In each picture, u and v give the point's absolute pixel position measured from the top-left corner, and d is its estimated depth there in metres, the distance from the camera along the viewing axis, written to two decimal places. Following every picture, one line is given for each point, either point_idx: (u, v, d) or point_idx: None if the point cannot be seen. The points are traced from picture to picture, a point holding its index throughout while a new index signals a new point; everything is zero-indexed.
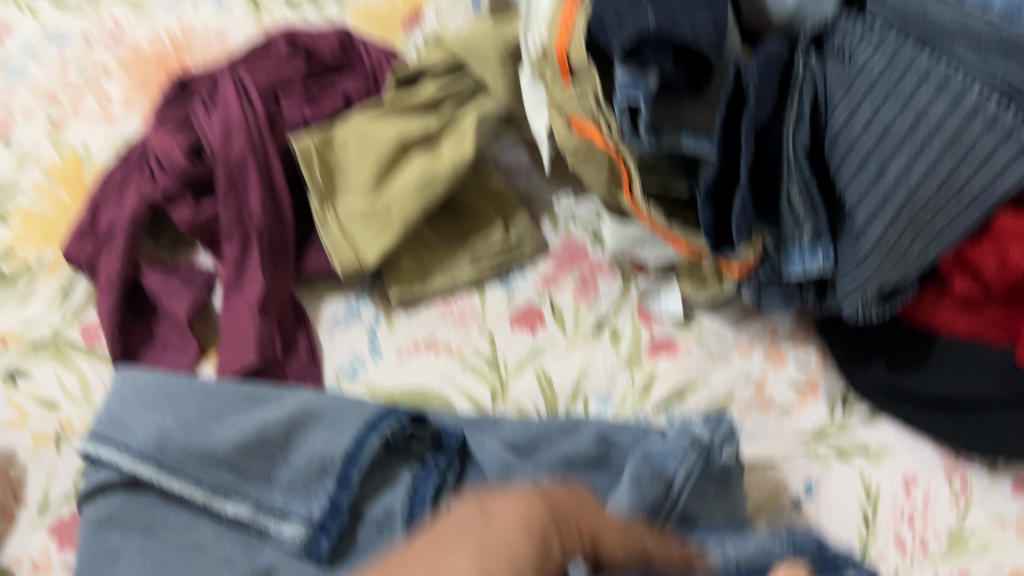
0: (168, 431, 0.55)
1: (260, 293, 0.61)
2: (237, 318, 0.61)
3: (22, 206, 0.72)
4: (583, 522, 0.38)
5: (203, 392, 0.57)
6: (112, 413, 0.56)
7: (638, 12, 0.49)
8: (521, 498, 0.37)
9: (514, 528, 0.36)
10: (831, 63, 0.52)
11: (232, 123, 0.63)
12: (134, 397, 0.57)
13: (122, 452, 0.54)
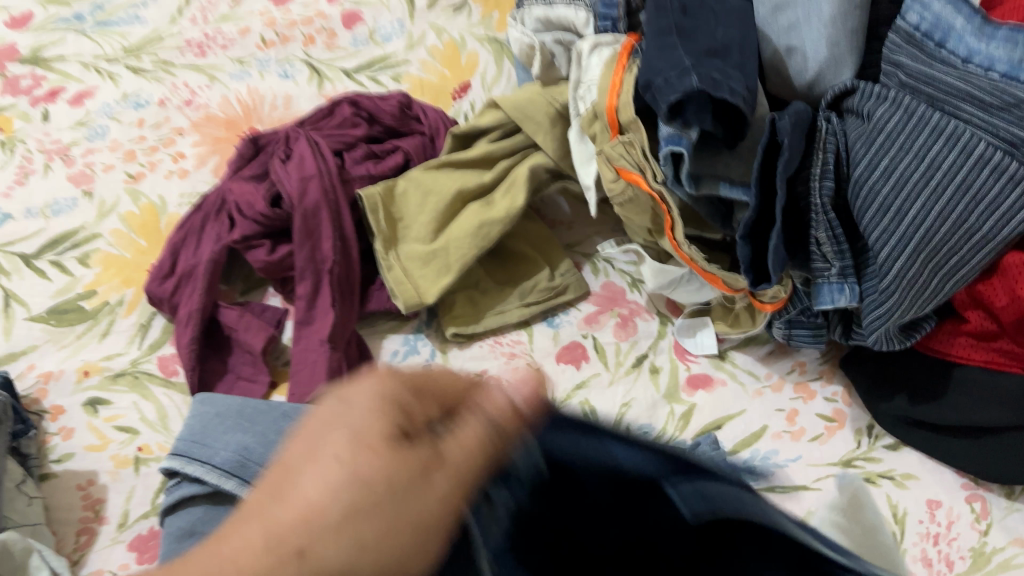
0: (252, 449, 0.59)
1: (330, 328, 0.66)
2: (309, 351, 0.66)
3: (104, 251, 0.79)
4: (434, 390, 0.35)
5: (281, 415, 0.62)
6: (197, 435, 0.61)
7: (684, 77, 0.55)
8: (371, 376, 0.35)
9: (367, 403, 0.35)
10: (852, 122, 0.59)
11: (308, 176, 0.71)
12: (218, 420, 0.62)
13: (207, 467, 0.59)
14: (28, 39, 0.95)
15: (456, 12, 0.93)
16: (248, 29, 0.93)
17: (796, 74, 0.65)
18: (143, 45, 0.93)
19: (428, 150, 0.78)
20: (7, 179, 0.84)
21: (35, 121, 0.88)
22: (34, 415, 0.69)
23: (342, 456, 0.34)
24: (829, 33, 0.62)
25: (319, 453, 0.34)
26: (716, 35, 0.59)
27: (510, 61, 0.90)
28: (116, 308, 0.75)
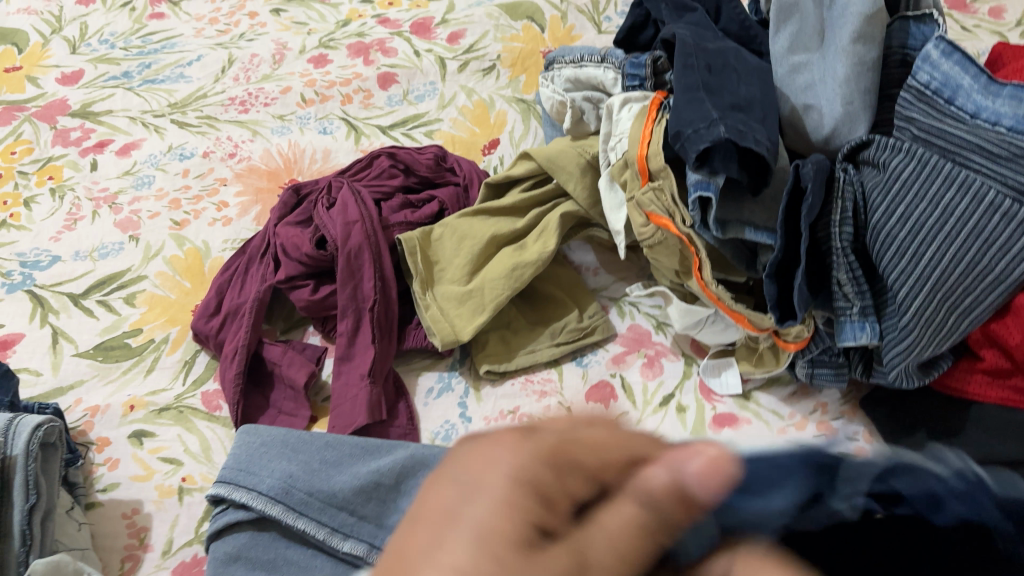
0: (296, 476, 0.61)
1: (370, 363, 0.70)
2: (350, 385, 0.70)
3: (150, 292, 0.82)
4: (577, 449, 0.34)
5: (324, 445, 0.64)
6: (242, 462, 0.63)
7: (712, 128, 0.60)
8: (506, 445, 0.34)
9: (501, 482, 0.33)
10: (869, 173, 0.63)
11: (351, 221, 0.76)
12: (263, 447, 0.64)
13: (252, 494, 0.60)
14: (79, 95, 1.00)
15: (485, 74, 0.99)
16: (290, 88, 0.99)
17: (812, 130, 0.70)
18: (188, 101, 0.98)
19: (462, 199, 0.83)
20: (56, 224, 0.88)
21: (84, 170, 0.93)
22: (80, 446, 0.71)
23: (469, 552, 0.31)
24: (843, 92, 0.66)
25: (450, 533, 0.32)
26: (739, 92, 0.64)
27: (536, 119, 0.94)
28: (161, 346, 0.78)
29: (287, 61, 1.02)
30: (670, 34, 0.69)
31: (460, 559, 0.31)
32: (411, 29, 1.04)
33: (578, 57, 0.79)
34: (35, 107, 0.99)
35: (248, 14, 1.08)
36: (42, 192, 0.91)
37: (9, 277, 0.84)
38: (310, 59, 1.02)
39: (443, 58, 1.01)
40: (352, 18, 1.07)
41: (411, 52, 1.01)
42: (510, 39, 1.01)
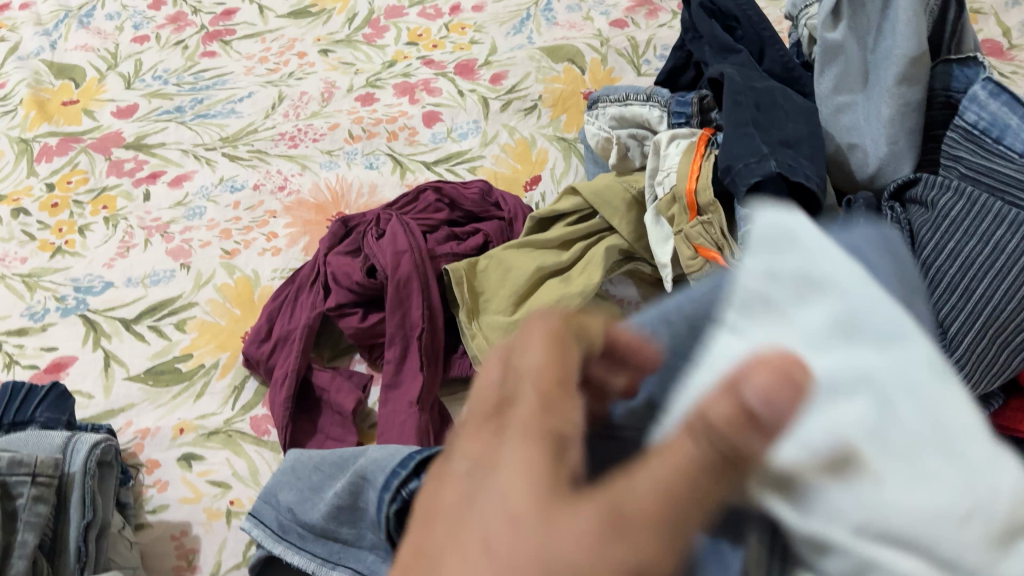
0: (300, 508, 0.54)
1: (419, 390, 0.71)
2: (396, 413, 0.71)
3: (199, 318, 0.84)
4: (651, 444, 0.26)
5: (314, 462, 0.56)
6: (265, 492, 0.58)
7: (763, 162, 0.61)
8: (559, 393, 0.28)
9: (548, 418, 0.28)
10: (916, 212, 0.65)
11: (401, 251, 0.77)
12: (282, 472, 0.57)
13: (262, 530, 0.55)
14: (133, 128, 1.04)
15: (527, 113, 1.01)
16: (338, 125, 1.02)
17: (857, 167, 0.71)
18: (240, 136, 1.01)
19: (507, 233, 0.84)
20: (109, 251, 0.91)
21: (137, 201, 0.95)
22: (132, 467, 0.73)
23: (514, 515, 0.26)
24: (888, 132, 0.68)
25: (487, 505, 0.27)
26: (788, 129, 0.65)
27: (578, 157, 0.96)
28: (210, 371, 0.79)
29: (335, 99, 1.05)
30: (718, 73, 0.70)
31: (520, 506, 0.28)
32: (455, 70, 1.07)
33: (623, 96, 0.80)
34: (90, 139, 1.02)
35: (296, 54, 1.12)
36: (96, 221, 0.93)
37: (64, 301, 0.86)
38: (357, 98, 1.05)
39: (487, 97, 1.03)
40: (398, 59, 1.10)
41: (455, 92, 1.04)
42: (551, 81, 1.04)
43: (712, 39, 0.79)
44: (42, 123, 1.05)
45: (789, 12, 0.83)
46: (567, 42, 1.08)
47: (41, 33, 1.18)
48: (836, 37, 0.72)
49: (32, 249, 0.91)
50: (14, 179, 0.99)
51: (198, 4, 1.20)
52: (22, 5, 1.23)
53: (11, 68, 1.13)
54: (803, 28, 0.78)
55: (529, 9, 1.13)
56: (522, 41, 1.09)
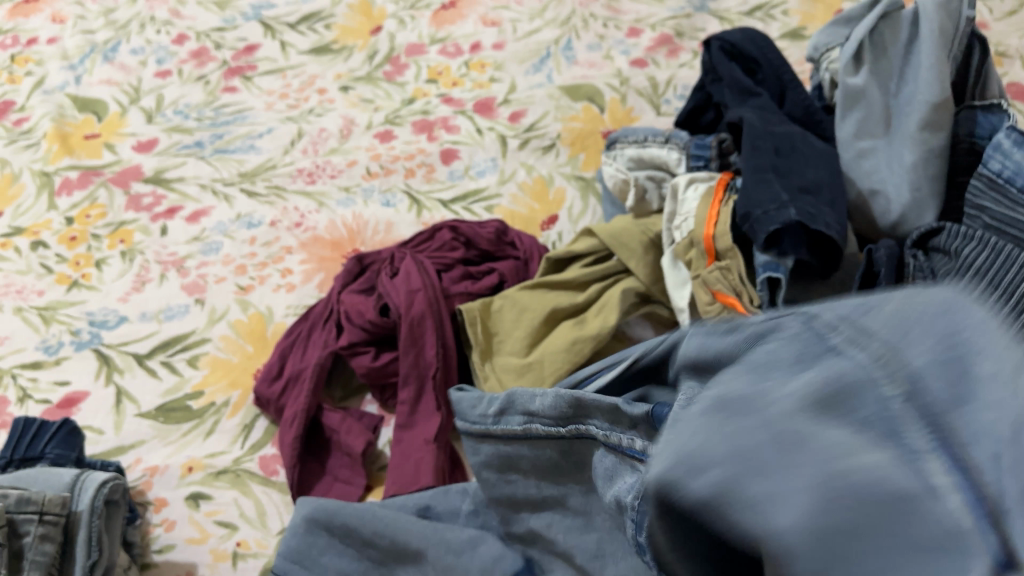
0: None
1: (435, 428, 0.70)
2: (411, 454, 0.70)
3: (212, 354, 0.84)
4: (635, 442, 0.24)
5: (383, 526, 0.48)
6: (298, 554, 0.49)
7: (782, 210, 0.60)
8: None
9: None
10: (938, 259, 0.62)
11: (414, 289, 0.77)
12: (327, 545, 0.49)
13: None
14: (153, 162, 1.04)
15: (545, 152, 1.01)
16: (356, 161, 1.02)
17: (879, 214, 0.70)
18: (258, 171, 1.02)
19: (522, 273, 0.83)
20: (125, 285, 0.91)
21: (154, 235, 0.96)
22: (140, 505, 0.72)
23: None
24: (911, 177, 0.67)
25: None
26: (808, 174, 0.64)
27: (595, 197, 0.96)
28: (221, 409, 0.79)
29: (354, 136, 1.05)
30: (737, 117, 0.70)
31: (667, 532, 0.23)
32: (473, 107, 1.07)
33: (641, 138, 0.81)
34: (110, 172, 1.03)
35: (317, 90, 1.13)
36: (113, 255, 0.94)
37: (78, 335, 0.86)
38: (376, 135, 1.05)
39: (505, 135, 1.03)
40: (417, 96, 1.10)
41: (473, 130, 1.04)
42: (569, 119, 1.04)
43: (732, 81, 0.79)
44: (63, 156, 1.06)
45: (811, 55, 0.81)
46: (587, 81, 1.08)
47: (67, 67, 1.20)
48: (858, 81, 0.72)
49: (49, 282, 0.92)
50: (34, 212, 1.00)
51: (221, 40, 1.22)
52: (49, 40, 1.25)
53: (36, 102, 1.15)
54: (824, 72, 0.79)
55: (549, 48, 1.13)
56: (541, 80, 1.10)
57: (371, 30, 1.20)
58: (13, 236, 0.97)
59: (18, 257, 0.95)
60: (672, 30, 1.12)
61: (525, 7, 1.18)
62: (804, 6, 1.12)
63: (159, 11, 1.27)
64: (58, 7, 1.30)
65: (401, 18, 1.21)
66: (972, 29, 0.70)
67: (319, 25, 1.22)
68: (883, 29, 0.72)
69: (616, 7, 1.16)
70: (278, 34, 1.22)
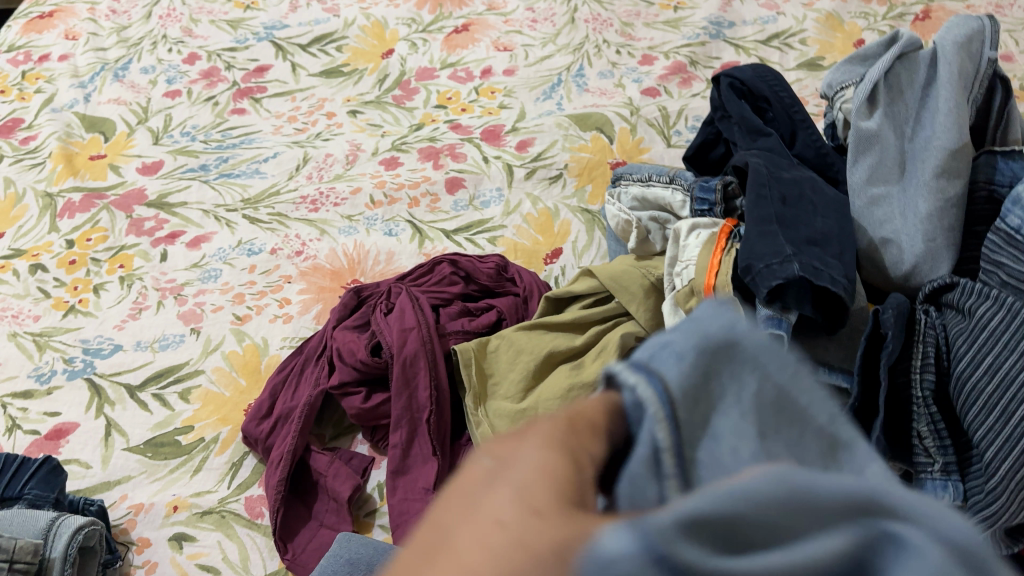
0: None
1: (435, 476, 0.69)
2: (412, 500, 0.68)
3: (205, 387, 0.82)
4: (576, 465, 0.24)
5: None
6: None
7: (786, 264, 0.57)
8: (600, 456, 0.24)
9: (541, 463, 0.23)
10: (950, 318, 0.58)
11: (408, 327, 0.75)
12: None
13: None
14: (156, 186, 1.03)
15: (552, 183, 0.99)
16: (360, 188, 1.00)
17: (891, 264, 0.66)
18: (262, 197, 1.00)
19: (521, 310, 0.81)
20: (122, 311, 0.90)
21: (154, 261, 0.95)
22: (122, 545, 0.70)
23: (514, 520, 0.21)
24: (925, 228, 0.63)
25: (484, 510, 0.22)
26: (815, 225, 0.61)
27: (601, 231, 0.93)
28: (210, 445, 0.77)
29: (359, 162, 1.04)
30: (743, 161, 0.67)
31: (487, 523, 0.21)
32: (481, 135, 1.05)
33: (646, 176, 0.78)
34: (114, 195, 1.03)
35: (325, 114, 1.11)
36: (112, 280, 0.93)
37: (71, 364, 0.85)
38: (382, 161, 1.04)
39: (511, 165, 1.01)
40: (425, 122, 1.09)
41: (480, 158, 1.02)
42: (578, 149, 1.02)
43: (742, 120, 0.76)
44: (68, 177, 1.06)
45: (825, 93, 0.78)
46: (597, 110, 1.06)
47: (76, 85, 1.20)
48: (871, 125, 0.69)
49: (46, 307, 0.91)
50: (35, 234, 0.99)
51: (232, 60, 1.21)
52: (61, 56, 1.25)
53: (44, 120, 1.14)
54: (838, 112, 0.75)
55: (561, 75, 1.12)
56: (552, 107, 1.08)
57: (383, 53, 1.20)
58: (13, 259, 0.96)
59: (17, 280, 0.94)
60: (686, 58, 1.11)
61: (538, 32, 1.19)
62: (822, 35, 1.11)
63: (172, 30, 1.27)
64: (73, 24, 1.31)
65: (414, 42, 1.20)
66: (993, 71, 0.68)
67: (330, 47, 1.22)
68: (899, 70, 0.70)
69: (630, 33, 1.16)
70: (290, 55, 1.21)
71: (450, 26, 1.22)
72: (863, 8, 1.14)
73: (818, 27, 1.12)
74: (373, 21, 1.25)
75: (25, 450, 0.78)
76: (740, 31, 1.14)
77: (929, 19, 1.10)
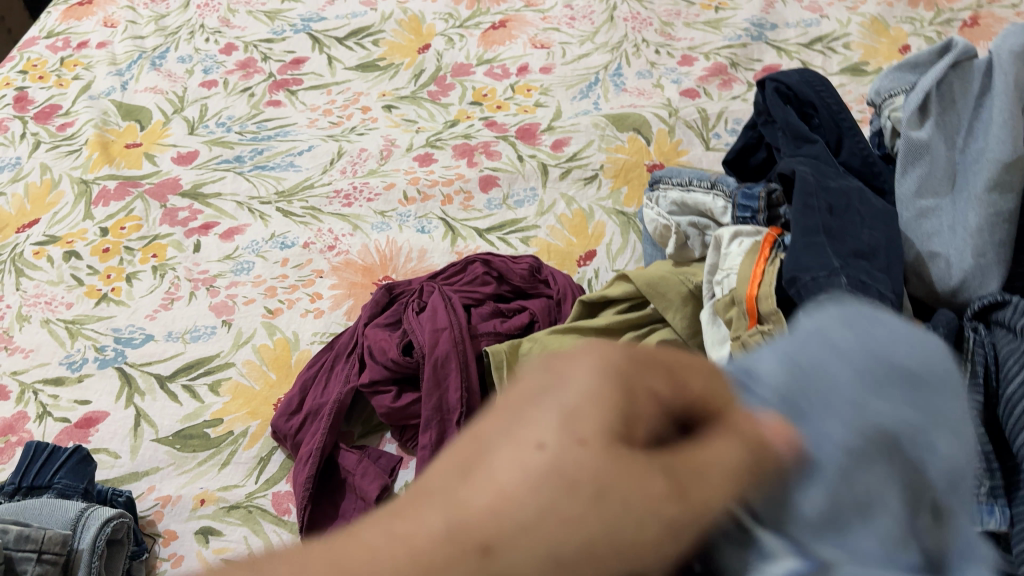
0: None
1: None
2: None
3: (235, 380, 0.82)
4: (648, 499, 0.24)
5: None
6: None
7: (833, 277, 0.55)
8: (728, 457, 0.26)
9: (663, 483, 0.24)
10: (1000, 336, 0.56)
11: (440, 328, 0.74)
12: None
13: None
14: (191, 176, 1.03)
15: (587, 183, 0.98)
16: (393, 184, 0.99)
17: (937, 279, 0.64)
18: (296, 191, 1.00)
19: (554, 313, 0.80)
20: (155, 301, 0.90)
21: (187, 251, 0.94)
22: (148, 537, 0.70)
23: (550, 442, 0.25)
24: (974, 243, 0.61)
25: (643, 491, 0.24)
26: (863, 238, 0.60)
27: (636, 234, 0.91)
28: (238, 439, 0.77)
29: (393, 158, 1.03)
30: (789, 169, 0.66)
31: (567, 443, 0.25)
32: (516, 133, 1.04)
33: (686, 182, 0.77)
34: (148, 184, 1.03)
35: (360, 108, 1.11)
36: (145, 270, 0.93)
37: (102, 352, 0.85)
38: (416, 157, 1.03)
39: (546, 164, 1.00)
40: (460, 118, 1.08)
41: (515, 157, 1.01)
42: (614, 150, 1.00)
43: (787, 126, 0.74)
44: (103, 164, 1.06)
45: (872, 100, 0.76)
46: (635, 110, 1.05)
47: (114, 73, 1.20)
48: (922, 135, 0.67)
49: (78, 295, 0.91)
50: (70, 221, 0.99)
51: (269, 51, 1.21)
52: (99, 44, 1.26)
53: (81, 107, 1.15)
54: (886, 120, 0.72)
55: (598, 74, 1.11)
56: (588, 107, 1.07)
57: (419, 47, 1.19)
58: (47, 245, 0.97)
59: (51, 266, 0.94)
60: (727, 60, 1.09)
61: (576, 30, 1.17)
62: (866, 39, 1.09)
63: (209, 20, 1.28)
64: (112, 12, 1.32)
65: (450, 37, 1.19)
66: None
67: (367, 41, 1.21)
68: (952, 79, 0.68)
69: (670, 33, 1.15)
70: (326, 48, 1.21)
71: (488, 22, 1.21)
72: (909, 13, 1.11)
73: (863, 31, 1.10)
74: (410, 15, 1.24)
75: (55, 438, 0.78)
76: (782, 33, 1.12)
77: (977, 25, 1.07)
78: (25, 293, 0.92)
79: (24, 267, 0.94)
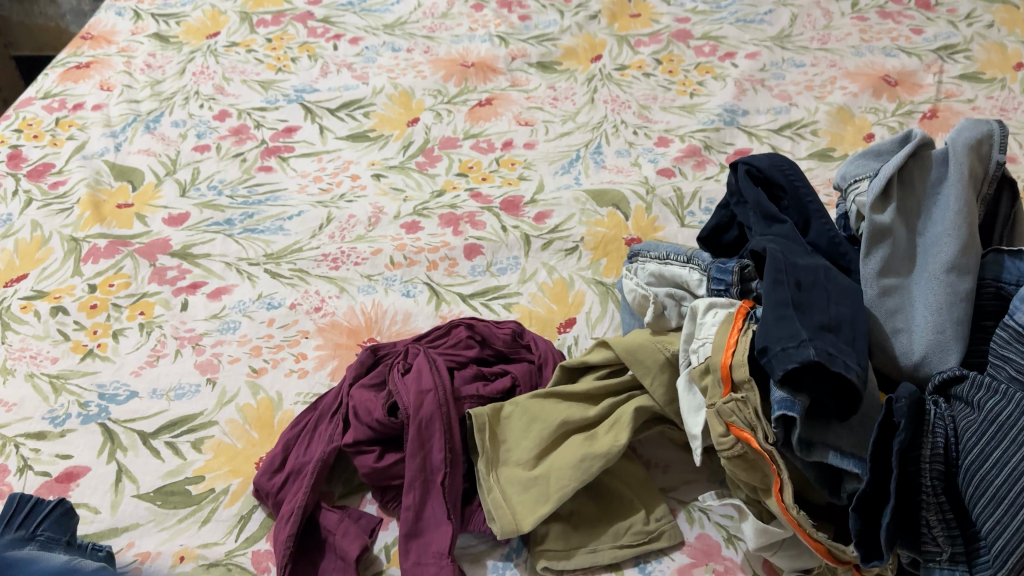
0: None
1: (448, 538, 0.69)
2: (425, 564, 0.68)
3: (216, 438, 0.83)
4: None
5: None
6: None
7: (802, 348, 0.59)
8: None
9: None
10: (960, 409, 0.59)
11: (424, 390, 0.76)
12: None
13: None
14: (181, 237, 1.06)
15: (568, 254, 1.01)
16: (380, 250, 1.03)
17: (901, 354, 0.67)
18: (284, 253, 1.03)
19: (535, 378, 0.82)
20: (140, 358, 0.91)
21: (174, 310, 0.96)
22: None
23: None
24: (935, 320, 0.65)
25: None
26: (830, 311, 0.63)
27: (614, 303, 0.95)
28: (219, 497, 0.77)
29: (381, 225, 1.06)
30: (761, 246, 0.70)
31: None
32: (500, 205, 1.08)
33: (663, 256, 0.81)
34: (139, 243, 1.05)
35: (350, 176, 1.15)
36: (132, 327, 0.94)
37: (86, 408, 0.86)
38: (403, 225, 1.06)
39: (529, 235, 1.04)
40: (447, 189, 1.12)
41: (498, 227, 1.05)
42: (594, 224, 1.05)
43: (757, 206, 0.79)
44: (94, 223, 1.08)
45: (839, 184, 0.80)
46: (614, 186, 1.09)
47: (108, 135, 1.23)
48: (885, 219, 0.71)
49: (64, 349, 0.92)
50: (59, 276, 1.01)
51: (262, 119, 1.25)
52: (95, 106, 1.29)
53: (74, 166, 1.17)
54: (851, 203, 0.77)
55: (579, 151, 1.16)
56: (569, 181, 1.11)
57: (408, 120, 1.24)
58: (35, 300, 0.98)
59: (37, 321, 0.95)
60: (700, 142, 1.15)
61: (558, 110, 1.23)
62: (833, 127, 1.15)
63: (204, 87, 1.32)
64: (108, 76, 1.36)
65: (438, 112, 1.24)
66: (1001, 172, 0.72)
67: (358, 112, 1.26)
68: (913, 167, 0.73)
69: (647, 116, 1.21)
70: (319, 118, 1.25)
71: (475, 99, 1.27)
72: (872, 104, 1.18)
73: (829, 119, 1.17)
74: (400, 90, 1.29)
75: (34, 492, 0.78)
76: (754, 119, 1.19)
77: (935, 118, 1.14)
78: (10, 347, 0.93)
79: (10, 322, 0.95)
